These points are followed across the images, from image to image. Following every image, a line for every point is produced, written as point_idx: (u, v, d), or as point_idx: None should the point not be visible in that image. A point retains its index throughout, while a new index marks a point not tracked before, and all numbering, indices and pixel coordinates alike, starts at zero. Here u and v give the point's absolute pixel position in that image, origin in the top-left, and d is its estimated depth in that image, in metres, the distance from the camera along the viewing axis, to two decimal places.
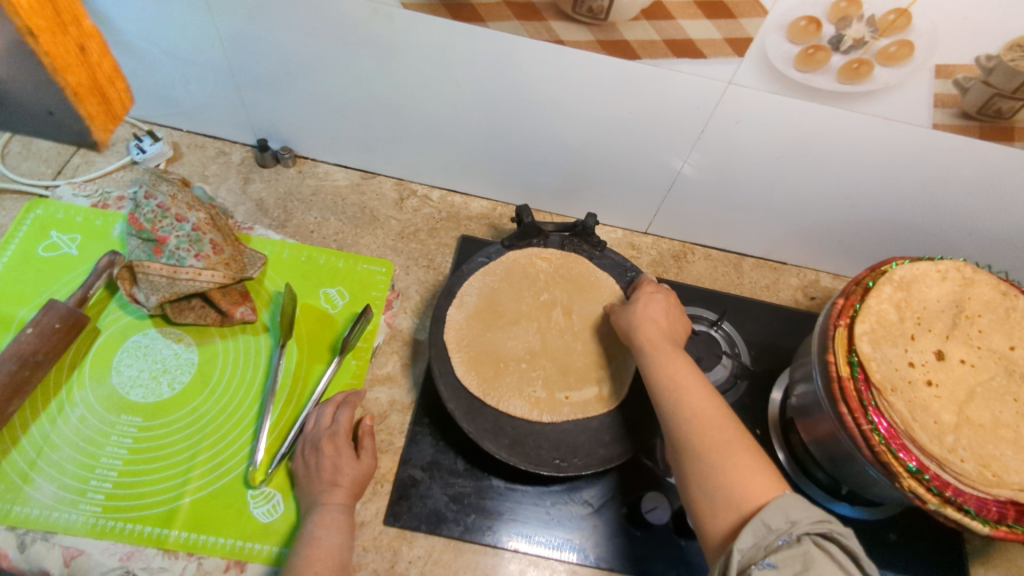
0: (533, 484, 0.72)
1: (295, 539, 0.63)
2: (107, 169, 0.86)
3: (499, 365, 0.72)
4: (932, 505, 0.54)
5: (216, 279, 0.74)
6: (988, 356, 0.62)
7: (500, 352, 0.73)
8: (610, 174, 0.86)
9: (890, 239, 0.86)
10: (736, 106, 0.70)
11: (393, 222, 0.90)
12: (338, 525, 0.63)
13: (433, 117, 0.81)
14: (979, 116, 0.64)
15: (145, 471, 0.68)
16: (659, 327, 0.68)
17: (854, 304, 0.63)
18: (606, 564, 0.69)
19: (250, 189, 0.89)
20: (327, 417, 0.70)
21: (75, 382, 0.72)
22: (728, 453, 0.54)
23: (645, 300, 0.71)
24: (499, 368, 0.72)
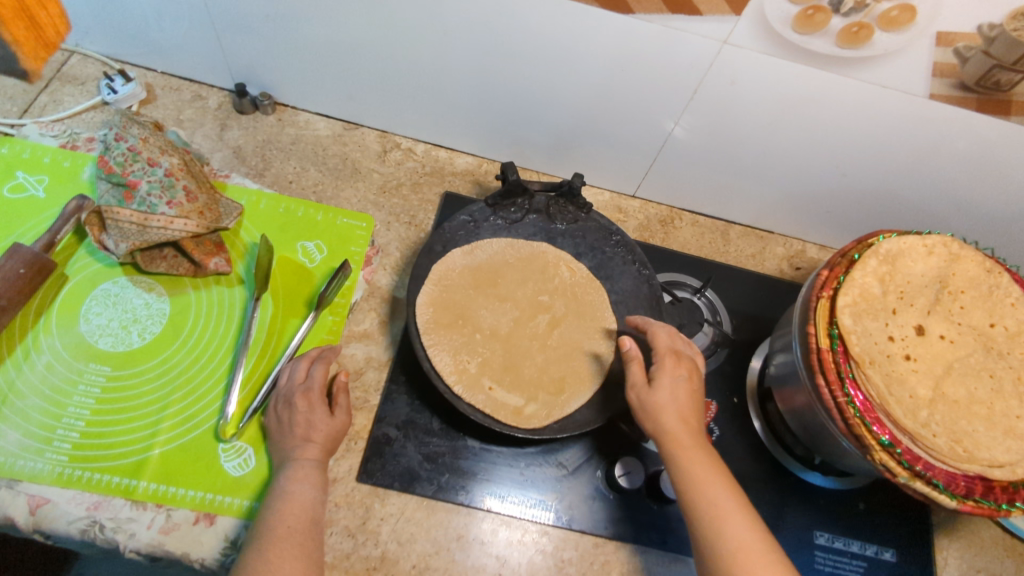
0: (509, 445, 0.72)
1: (267, 493, 0.63)
2: (75, 110, 0.82)
3: (456, 319, 0.70)
4: (901, 478, 0.55)
5: (189, 228, 0.71)
6: (967, 333, 0.62)
7: (466, 312, 0.71)
8: (599, 133, 0.83)
9: (882, 210, 0.85)
10: (731, 67, 0.67)
11: (375, 175, 0.87)
12: (312, 481, 0.63)
13: (419, 66, 0.78)
14: (978, 88, 0.62)
15: (115, 421, 0.67)
16: (682, 421, 0.59)
17: (839, 276, 0.62)
18: (578, 526, 0.70)
19: (227, 135, 0.86)
20: (301, 371, 0.68)
21: (41, 329, 0.70)
22: None
23: (672, 378, 0.61)
24: (455, 322, 0.70)
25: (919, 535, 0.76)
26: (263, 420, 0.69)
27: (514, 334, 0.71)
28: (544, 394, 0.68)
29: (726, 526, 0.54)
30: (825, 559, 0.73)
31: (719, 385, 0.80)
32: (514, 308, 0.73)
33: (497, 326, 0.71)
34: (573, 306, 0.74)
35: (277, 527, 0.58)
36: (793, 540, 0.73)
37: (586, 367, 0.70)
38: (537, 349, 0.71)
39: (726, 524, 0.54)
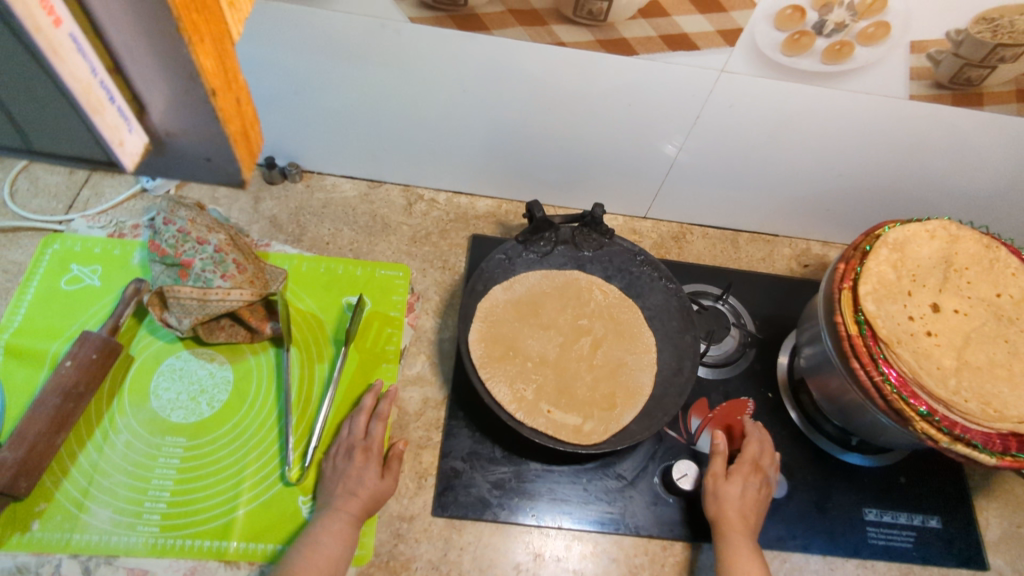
0: (569, 464, 0.77)
1: (310, 533, 0.65)
2: (117, 200, 0.86)
3: (507, 351, 0.76)
4: (943, 443, 0.60)
5: (245, 297, 0.75)
6: (978, 305, 0.68)
7: (516, 342, 0.77)
8: (610, 162, 0.89)
9: (877, 202, 0.92)
10: (729, 91, 0.74)
11: (404, 228, 0.92)
12: (342, 532, 0.65)
13: (438, 123, 0.84)
14: (951, 85, 0.69)
15: (196, 488, 0.70)
16: (741, 513, 0.70)
17: (855, 267, 0.68)
18: (646, 532, 0.74)
19: (262, 207, 0.91)
20: (361, 427, 0.72)
21: (116, 409, 0.73)
22: None
23: (744, 481, 0.73)
24: (506, 353, 0.76)
25: (960, 500, 0.81)
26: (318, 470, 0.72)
27: (562, 358, 0.77)
28: (598, 410, 0.73)
29: None
30: (877, 533, 0.77)
31: (753, 381, 0.85)
32: (558, 334, 0.78)
33: (546, 353, 0.77)
34: (611, 328, 0.79)
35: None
36: (845, 520, 0.78)
37: (632, 381, 0.75)
38: (585, 369, 0.77)
39: None
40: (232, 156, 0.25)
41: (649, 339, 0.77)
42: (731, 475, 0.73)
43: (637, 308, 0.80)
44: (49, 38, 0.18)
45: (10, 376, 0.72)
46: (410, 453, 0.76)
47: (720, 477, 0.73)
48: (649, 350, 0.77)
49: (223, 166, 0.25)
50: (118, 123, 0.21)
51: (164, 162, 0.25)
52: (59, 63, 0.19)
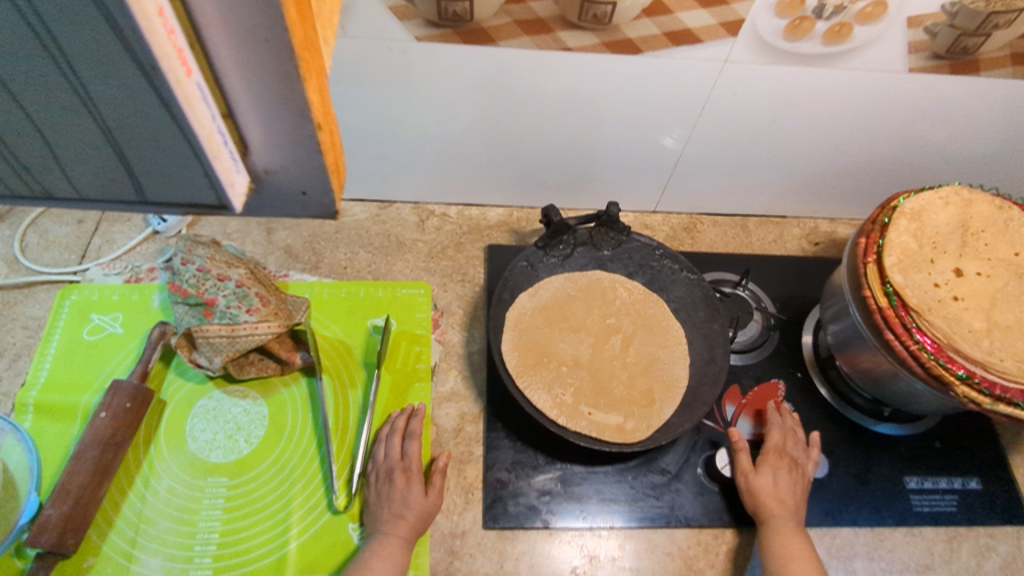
0: (613, 464, 0.77)
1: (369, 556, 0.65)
2: (130, 245, 0.86)
3: (541, 357, 0.76)
4: (986, 405, 0.61)
5: (272, 329, 0.75)
6: (999, 266, 0.69)
7: (549, 348, 0.77)
8: (618, 158, 0.90)
9: (880, 173, 0.93)
10: (733, 80, 0.75)
11: (420, 245, 0.92)
12: (394, 557, 0.65)
13: (446, 137, 0.85)
14: (949, 55, 0.71)
15: (244, 527, 0.70)
16: (777, 499, 0.71)
17: (877, 241, 0.69)
18: (696, 523, 0.74)
19: (275, 237, 0.90)
20: (397, 448, 0.72)
21: (154, 456, 0.73)
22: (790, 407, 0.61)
23: (773, 469, 0.73)
24: (541, 359, 0.76)
25: (996, 459, 0.82)
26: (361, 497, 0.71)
27: (596, 358, 0.77)
28: (637, 407, 0.73)
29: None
30: (920, 500, 0.78)
31: (780, 364, 0.86)
32: (588, 336, 0.79)
33: (578, 354, 0.77)
34: (640, 325, 0.80)
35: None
36: (888, 490, 0.79)
37: (668, 373, 0.76)
38: (619, 367, 0.77)
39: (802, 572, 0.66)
40: (329, 190, 0.25)
41: (679, 332, 0.78)
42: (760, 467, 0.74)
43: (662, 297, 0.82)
44: (184, 89, 0.19)
45: (44, 433, 0.71)
46: (454, 468, 0.76)
47: (750, 472, 0.74)
48: (679, 342, 0.78)
49: (317, 199, 0.26)
50: (231, 165, 0.22)
51: (263, 200, 0.25)
52: (191, 113, 0.20)
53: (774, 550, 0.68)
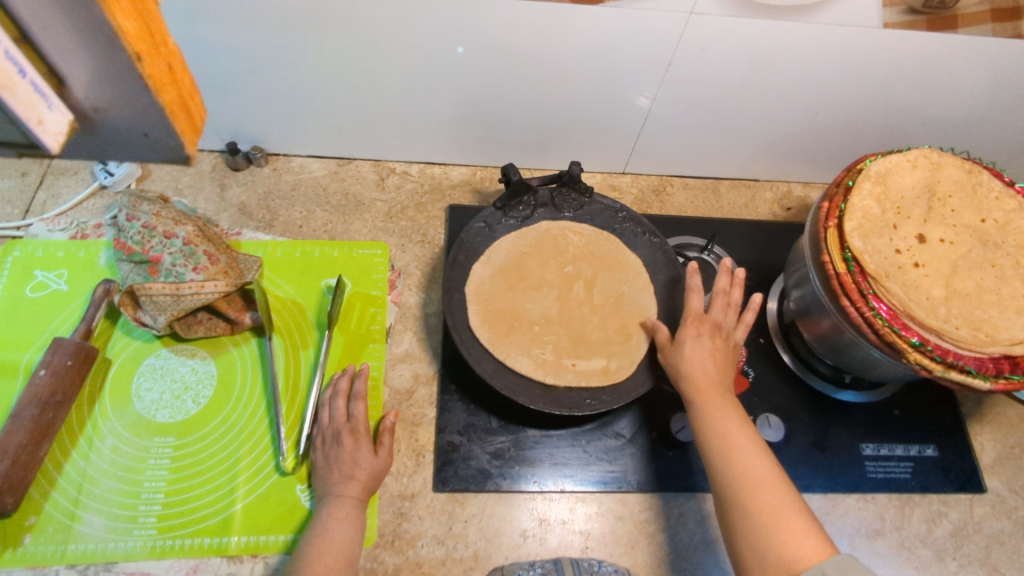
0: (567, 428, 0.76)
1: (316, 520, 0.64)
2: (76, 200, 0.83)
3: (511, 323, 0.74)
4: (938, 372, 0.60)
5: (220, 288, 0.73)
6: (963, 232, 0.68)
7: (515, 312, 0.75)
8: (583, 116, 0.87)
9: (854, 135, 0.90)
10: (699, 34, 0.72)
11: (379, 204, 0.89)
12: (351, 516, 0.64)
13: (405, 92, 0.81)
14: (925, 9, 0.68)
15: (191, 487, 0.69)
16: (702, 368, 0.67)
17: (839, 205, 0.67)
18: (648, 488, 0.74)
19: (229, 194, 0.87)
20: (342, 410, 0.70)
21: (98, 415, 0.71)
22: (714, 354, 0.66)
23: (693, 337, 0.69)
24: (512, 327, 0.74)
25: (953, 427, 0.82)
26: (309, 459, 0.70)
27: (565, 310, 0.76)
28: (615, 346, 0.74)
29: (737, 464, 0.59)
30: (875, 467, 0.78)
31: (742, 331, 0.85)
32: (551, 290, 0.77)
33: (548, 311, 0.76)
34: (599, 266, 0.79)
35: (331, 559, 0.60)
36: (844, 457, 0.79)
37: (624, 338, 0.75)
38: (590, 312, 0.77)
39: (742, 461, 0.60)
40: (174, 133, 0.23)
41: (637, 263, 0.79)
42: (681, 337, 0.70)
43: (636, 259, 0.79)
44: None
45: None
46: (406, 431, 0.75)
47: (668, 345, 0.70)
48: (640, 272, 0.79)
49: (163, 141, 0.23)
50: (34, 98, 0.20)
51: (101, 142, 0.24)
52: None
53: (710, 439, 0.62)
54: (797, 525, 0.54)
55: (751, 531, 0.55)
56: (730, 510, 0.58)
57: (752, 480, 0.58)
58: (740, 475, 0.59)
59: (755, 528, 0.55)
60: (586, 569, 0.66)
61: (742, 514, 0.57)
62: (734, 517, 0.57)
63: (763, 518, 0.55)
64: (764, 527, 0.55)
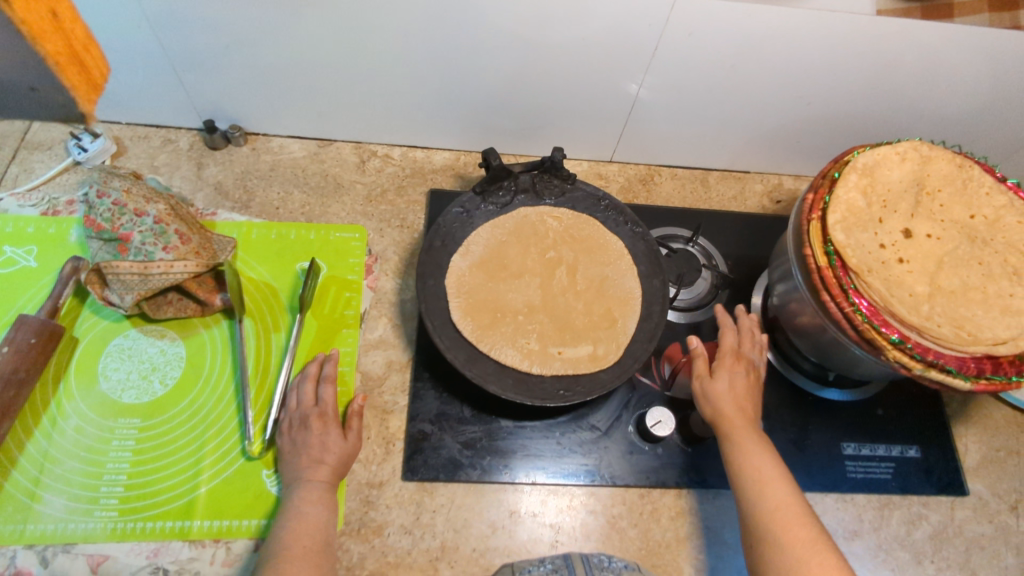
0: (541, 419, 0.75)
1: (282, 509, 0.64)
2: (49, 175, 0.81)
3: (495, 315, 0.72)
4: (917, 371, 0.58)
5: (189, 268, 0.71)
6: (951, 228, 0.66)
7: (498, 303, 0.73)
8: (568, 102, 0.85)
9: (847, 128, 0.88)
10: (686, 17, 0.69)
11: (358, 187, 0.88)
12: (325, 498, 0.63)
13: (386, 73, 0.79)
14: None
15: (155, 470, 0.68)
16: (738, 405, 0.68)
17: (824, 197, 0.64)
18: (622, 482, 0.73)
19: (205, 173, 0.86)
20: (310, 394, 0.69)
21: (63, 395, 0.70)
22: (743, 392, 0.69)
23: (730, 373, 0.71)
24: (495, 319, 0.72)
25: (937, 428, 0.80)
26: (276, 445, 0.69)
27: (548, 298, 0.75)
28: (601, 331, 0.72)
29: (767, 491, 0.61)
30: (855, 467, 0.77)
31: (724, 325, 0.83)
32: (534, 278, 0.75)
33: (531, 300, 0.74)
34: (579, 250, 0.77)
35: (303, 539, 0.59)
36: (824, 456, 0.77)
37: (606, 327, 0.73)
38: (573, 298, 0.75)
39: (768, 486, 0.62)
40: None
41: (619, 244, 0.77)
42: (719, 372, 0.71)
43: (618, 245, 0.77)
44: None
45: None
46: (376, 418, 0.73)
47: (706, 377, 0.71)
48: (622, 255, 0.77)
49: None
50: None
51: None
52: None
53: (743, 471, 0.63)
54: (828, 563, 0.56)
55: (782, 564, 0.56)
56: (759, 542, 0.59)
57: (786, 515, 0.59)
58: (773, 504, 0.60)
59: (782, 562, 0.56)
60: (597, 565, 0.65)
61: (772, 547, 0.58)
62: (761, 540, 0.59)
63: (793, 553, 0.57)
64: (795, 562, 0.56)
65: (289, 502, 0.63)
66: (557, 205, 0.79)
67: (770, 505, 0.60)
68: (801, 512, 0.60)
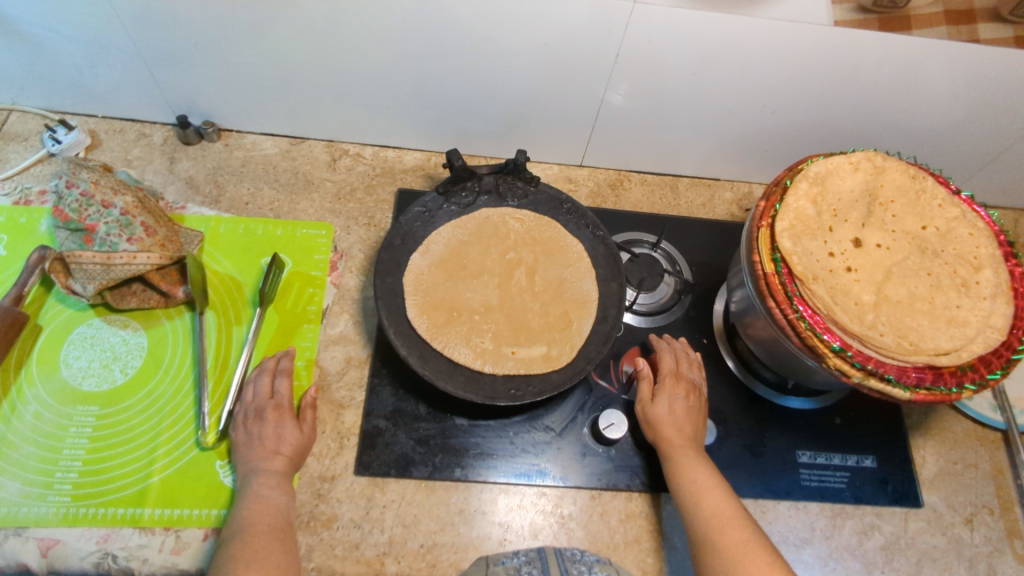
0: (496, 419, 0.75)
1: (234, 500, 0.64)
2: (22, 165, 0.83)
3: (451, 313, 0.73)
4: (856, 379, 0.58)
5: (152, 260, 0.72)
6: (902, 239, 0.66)
7: (455, 301, 0.74)
8: (537, 107, 0.85)
9: (816, 137, 0.89)
10: (646, 25, 0.70)
11: (328, 184, 0.89)
12: (283, 485, 0.65)
13: (356, 75, 0.80)
14: (876, 8, 0.67)
15: (110, 457, 0.69)
16: (677, 428, 0.69)
17: (774, 204, 0.65)
18: (573, 483, 0.73)
19: (177, 168, 0.87)
20: (266, 386, 0.70)
21: (24, 381, 0.71)
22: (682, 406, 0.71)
23: (671, 396, 0.71)
24: (451, 317, 0.72)
25: (895, 440, 0.80)
26: (229, 436, 0.70)
27: (505, 298, 0.75)
28: (556, 333, 0.73)
29: (703, 500, 0.63)
30: (810, 475, 0.77)
31: (685, 331, 0.84)
32: (492, 278, 0.76)
33: (488, 299, 0.75)
34: (539, 251, 0.78)
35: (253, 526, 0.60)
36: (779, 463, 0.77)
37: (561, 328, 0.73)
38: (530, 299, 0.76)
39: (706, 497, 0.63)
40: None
41: (579, 248, 0.78)
42: (658, 396, 0.72)
43: (577, 248, 0.78)
44: None
45: None
46: (331, 413, 0.74)
47: (647, 401, 0.72)
48: (581, 258, 0.78)
49: None
50: None
51: None
52: None
53: (680, 483, 0.65)
54: (763, 562, 0.58)
55: (719, 568, 0.58)
56: (700, 551, 0.61)
57: (721, 520, 0.61)
58: (709, 512, 0.62)
59: (720, 565, 0.58)
60: (569, 558, 0.64)
61: (711, 552, 0.60)
62: (700, 548, 0.61)
63: (731, 556, 0.58)
64: (731, 564, 0.58)
65: (242, 491, 0.64)
66: (519, 208, 0.80)
67: (707, 513, 0.62)
68: (736, 518, 0.62)
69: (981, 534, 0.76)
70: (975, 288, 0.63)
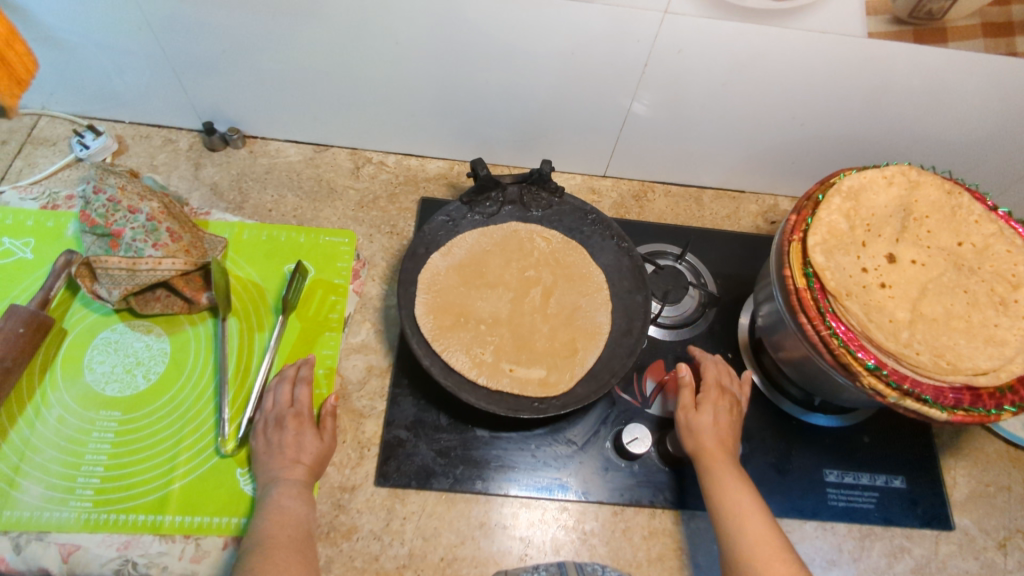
0: (517, 430, 0.75)
1: (254, 509, 0.64)
2: (50, 170, 0.84)
3: (458, 318, 0.73)
4: (892, 399, 0.57)
5: (177, 266, 0.72)
6: (937, 254, 0.65)
7: (465, 308, 0.74)
8: (561, 117, 0.85)
9: (844, 150, 0.87)
10: (676, 35, 0.69)
11: (351, 192, 0.89)
12: (303, 495, 0.64)
13: (383, 84, 0.81)
14: (912, 20, 0.66)
15: (132, 462, 0.69)
16: (718, 440, 0.68)
17: (806, 218, 0.64)
18: (595, 498, 0.72)
19: (202, 174, 0.88)
20: (286, 394, 0.69)
21: (48, 385, 0.72)
22: (726, 426, 0.69)
23: (714, 406, 0.70)
24: (458, 321, 0.72)
25: (925, 460, 0.79)
26: (249, 444, 0.70)
27: (516, 313, 0.75)
28: (559, 359, 0.72)
29: (745, 525, 0.61)
30: (837, 495, 0.75)
31: (710, 344, 0.83)
32: (507, 291, 0.76)
33: (497, 312, 0.74)
34: (560, 274, 0.77)
35: (273, 537, 0.59)
36: (806, 482, 0.76)
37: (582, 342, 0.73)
38: (540, 320, 0.75)
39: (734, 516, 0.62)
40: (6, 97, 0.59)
41: (599, 278, 0.76)
42: (701, 407, 0.70)
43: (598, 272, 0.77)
44: None
45: None
46: (352, 422, 0.74)
47: (689, 409, 0.71)
48: (600, 289, 0.76)
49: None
50: None
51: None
52: None
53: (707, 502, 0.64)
54: None
55: None
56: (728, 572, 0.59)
57: (764, 549, 0.59)
58: (750, 537, 0.61)
59: None
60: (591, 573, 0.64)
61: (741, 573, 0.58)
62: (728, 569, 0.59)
63: None
64: None
65: (263, 501, 0.63)
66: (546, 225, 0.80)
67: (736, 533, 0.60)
68: (779, 545, 0.60)
69: (1015, 559, 0.74)
70: (1014, 307, 0.62)
